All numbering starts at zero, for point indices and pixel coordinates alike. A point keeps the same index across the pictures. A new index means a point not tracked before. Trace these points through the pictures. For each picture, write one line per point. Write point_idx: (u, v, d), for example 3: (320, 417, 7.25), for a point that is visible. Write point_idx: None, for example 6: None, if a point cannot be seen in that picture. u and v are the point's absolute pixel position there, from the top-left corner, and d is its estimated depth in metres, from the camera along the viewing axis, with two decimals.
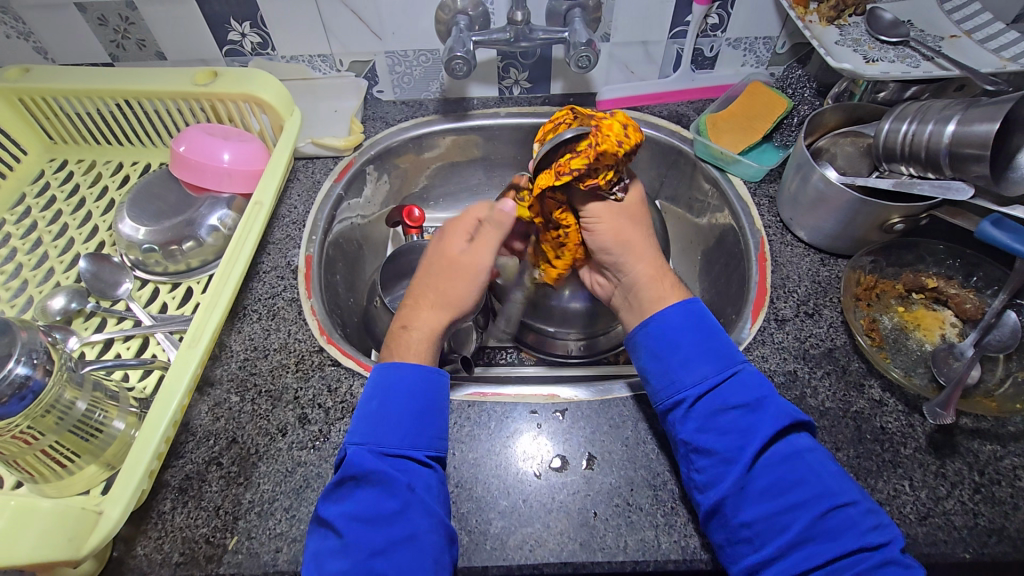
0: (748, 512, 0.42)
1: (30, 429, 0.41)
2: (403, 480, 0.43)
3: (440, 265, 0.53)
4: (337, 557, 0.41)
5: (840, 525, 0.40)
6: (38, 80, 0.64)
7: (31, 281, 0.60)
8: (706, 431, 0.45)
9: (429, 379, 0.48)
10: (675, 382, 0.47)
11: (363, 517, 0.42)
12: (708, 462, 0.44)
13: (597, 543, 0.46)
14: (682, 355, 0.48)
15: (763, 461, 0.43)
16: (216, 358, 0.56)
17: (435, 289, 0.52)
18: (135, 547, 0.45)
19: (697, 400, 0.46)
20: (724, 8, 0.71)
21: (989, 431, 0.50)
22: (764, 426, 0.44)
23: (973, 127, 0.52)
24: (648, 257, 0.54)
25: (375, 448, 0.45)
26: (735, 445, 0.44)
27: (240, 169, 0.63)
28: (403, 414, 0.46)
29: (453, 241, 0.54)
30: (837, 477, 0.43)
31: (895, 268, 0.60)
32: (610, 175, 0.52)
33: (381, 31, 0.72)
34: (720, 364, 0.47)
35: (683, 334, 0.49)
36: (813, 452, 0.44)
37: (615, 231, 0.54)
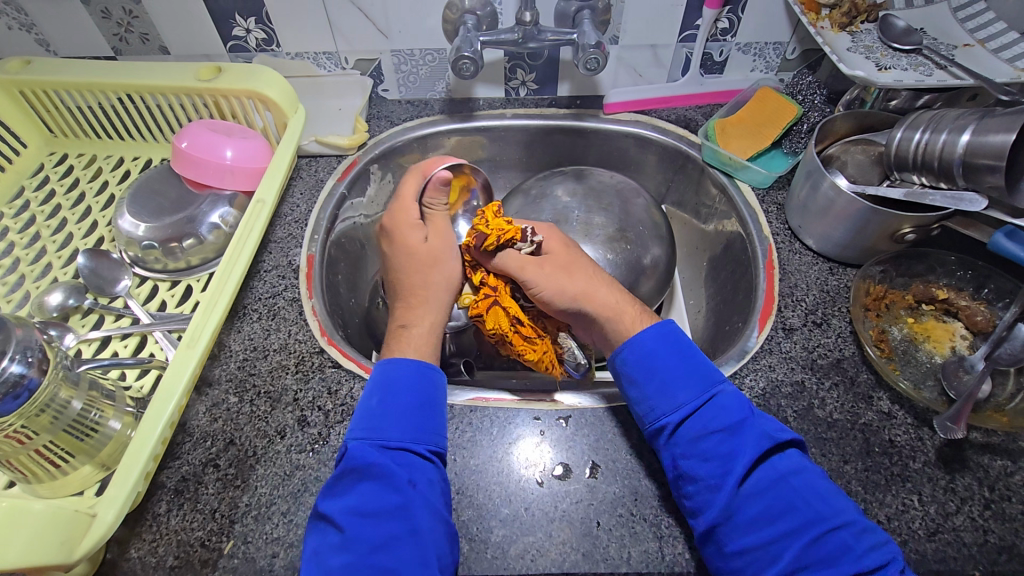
0: (739, 541, 0.41)
1: (23, 429, 0.41)
2: (404, 474, 0.43)
3: (418, 257, 0.54)
4: (338, 554, 0.40)
5: (833, 552, 0.39)
6: (39, 72, 0.63)
7: (28, 276, 0.59)
8: (689, 457, 0.44)
9: (426, 374, 0.48)
10: (655, 408, 0.47)
11: (364, 510, 0.41)
12: (695, 488, 0.43)
13: (599, 553, 0.45)
14: (658, 381, 0.47)
15: (750, 486, 0.42)
16: (215, 358, 0.55)
17: (434, 278, 0.54)
18: (129, 550, 0.45)
19: (679, 426, 0.45)
20: (734, 12, 0.71)
21: (1000, 446, 0.49)
22: (746, 449, 0.43)
23: (988, 138, 0.51)
24: (604, 292, 0.53)
25: (377, 441, 0.44)
26: (720, 471, 0.43)
27: (244, 166, 0.62)
28: (402, 409, 0.46)
29: (410, 236, 0.55)
30: (826, 498, 0.42)
31: (904, 278, 0.60)
32: (495, 234, 0.53)
33: (387, 28, 0.72)
34: (700, 386, 0.47)
35: (658, 358, 0.48)
36: (798, 474, 0.43)
37: (562, 287, 0.52)
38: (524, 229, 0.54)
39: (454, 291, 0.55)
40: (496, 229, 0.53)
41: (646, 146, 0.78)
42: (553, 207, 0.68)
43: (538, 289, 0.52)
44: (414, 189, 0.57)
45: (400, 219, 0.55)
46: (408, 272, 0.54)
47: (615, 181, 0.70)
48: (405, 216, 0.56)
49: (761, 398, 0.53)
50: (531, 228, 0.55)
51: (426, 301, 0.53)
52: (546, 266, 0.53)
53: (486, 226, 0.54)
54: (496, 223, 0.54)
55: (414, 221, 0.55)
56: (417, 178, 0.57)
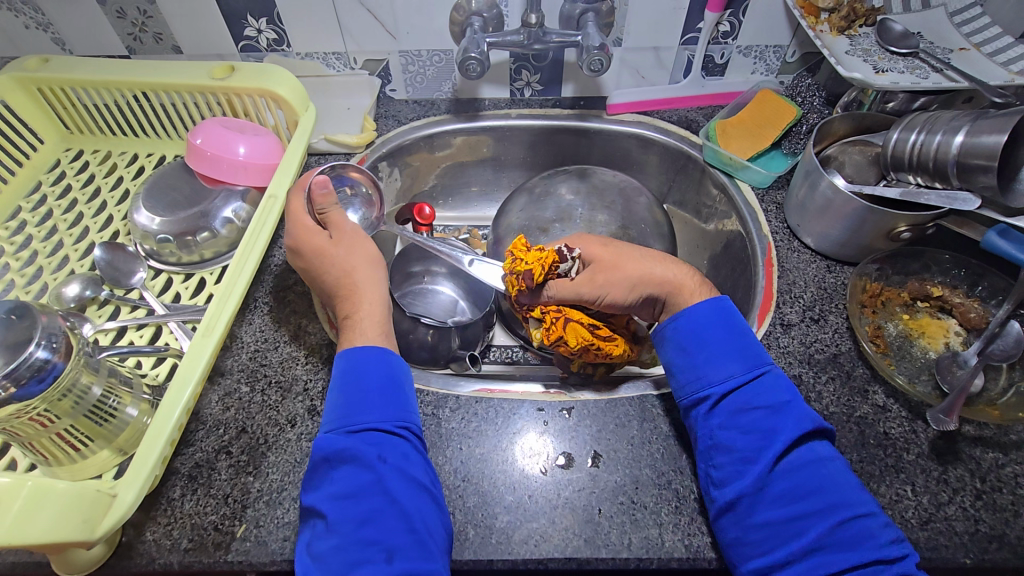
0: (762, 515, 0.42)
1: (47, 413, 0.42)
2: (375, 453, 0.44)
3: (329, 259, 0.54)
4: (326, 538, 0.41)
5: (855, 536, 0.40)
6: (57, 69, 0.65)
7: (45, 268, 0.61)
8: (728, 427, 0.46)
9: (383, 358, 0.49)
10: (701, 377, 0.48)
11: (341, 493, 0.42)
12: (728, 459, 0.45)
13: (601, 539, 0.47)
14: (708, 352, 0.49)
15: (786, 464, 0.44)
16: (227, 348, 0.56)
17: (355, 268, 0.54)
18: (144, 533, 0.46)
19: (722, 398, 0.47)
20: (735, 16, 0.72)
21: (992, 439, 0.50)
22: (788, 428, 0.45)
23: (981, 139, 0.52)
24: (660, 269, 0.55)
25: (345, 428, 0.45)
26: (757, 445, 0.45)
27: (256, 162, 0.63)
28: (364, 393, 0.47)
29: (318, 242, 0.54)
30: (855, 489, 0.43)
31: (900, 276, 0.61)
32: (537, 265, 0.55)
33: (396, 30, 0.73)
34: (749, 363, 0.48)
35: (712, 331, 0.50)
36: (833, 461, 0.45)
37: (623, 280, 0.54)
38: (559, 249, 0.56)
39: (380, 271, 0.56)
40: (539, 262, 0.56)
41: (649, 146, 0.79)
42: (557, 205, 0.70)
43: (602, 297, 0.54)
44: (302, 200, 0.57)
45: (300, 231, 0.55)
46: (325, 276, 0.54)
47: (618, 180, 0.72)
48: (301, 227, 0.55)
49: None
50: (565, 245, 0.57)
51: (357, 288, 0.54)
52: (600, 275, 0.55)
53: (527, 264, 0.56)
54: (531, 255, 0.56)
55: (313, 227, 0.55)
56: (299, 192, 0.57)
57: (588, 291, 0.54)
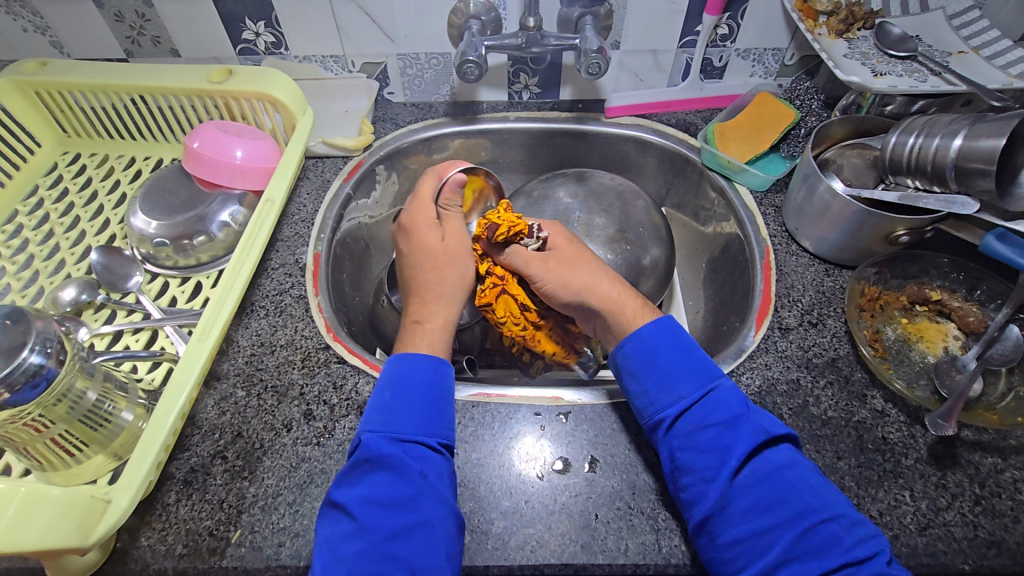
0: (732, 532, 0.42)
1: (41, 418, 0.42)
2: (417, 467, 0.44)
3: (432, 257, 0.56)
4: (351, 542, 0.41)
5: (823, 543, 0.40)
6: (55, 73, 0.65)
7: (41, 272, 0.61)
8: (686, 449, 0.45)
9: (437, 369, 0.49)
10: (655, 402, 0.48)
11: (377, 500, 0.43)
12: (691, 480, 0.45)
13: (597, 545, 0.46)
14: (659, 375, 0.49)
15: (742, 480, 0.44)
16: (223, 352, 0.56)
17: (447, 277, 0.56)
18: (139, 538, 0.46)
19: (676, 420, 0.47)
20: (734, 19, 0.72)
21: (991, 444, 0.50)
22: (741, 443, 0.45)
23: (979, 143, 0.52)
24: (606, 286, 0.54)
25: (390, 434, 0.45)
26: (715, 464, 0.44)
27: (253, 166, 0.63)
28: (414, 404, 0.47)
29: (426, 236, 0.57)
30: (818, 491, 0.43)
31: (898, 280, 0.61)
32: (511, 228, 0.55)
33: (394, 33, 0.73)
34: (699, 380, 0.48)
35: (661, 352, 0.50)
36: (793, 468, 0.44)
37: (564, 278, 0.54)
38: (531, 225, 0.56)
39: (466, 289, 0.56)
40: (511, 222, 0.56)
41: (647, 149, 0.79)
42: (555, 208, 0.69)
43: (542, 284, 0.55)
44: (431, 187, 0.59)
45: (418, 218, 0.57)
46: (422, 272, 0.56)
47: (616, 184, 0.71)
48: (421, 215, 0.57)
49: (757, 396, 0.54)
50: (537, 225, 0.57)
51: (439, 296, 0.55)
52: (551, 262, 0.55)
53: (498, 219, 0.56)
54: (507, 215, 0.56)
55: (431, 220, 0.57)
56: (434, 177, 0.59)
57: (532, 270, 0.55)
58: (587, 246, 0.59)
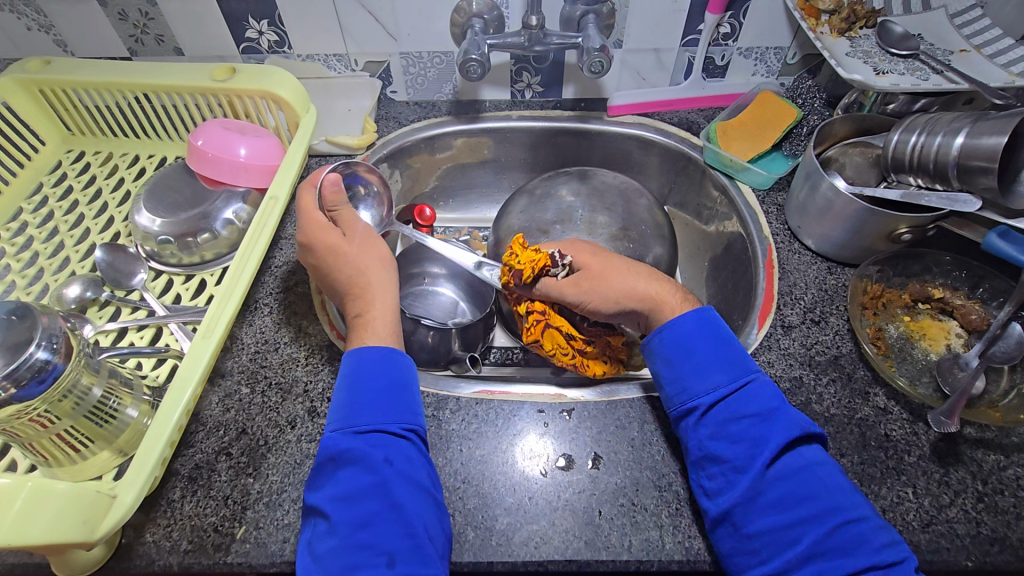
0: (757, 524, 0.42)
1: (47, 413, 0.42)
2: (378, 455, 0.44)
3: (338, 254, 0.54)
4: (327, 539, 0.41)
5: (850, 541, 0.41)
6: (59, 71, 0.65)
7: (46, 269, 0.61)
8: (717, 438, 0.46)
9: (392, 359, 0.49)
10: (687, 390, 0.48)
11: (346, 494, 0.43)
12: (719, 470, 0.45)
13: (601, 541, 0.46)
14: (694, 362, 0.49)
15: (776, 471, 0.44)
16: (227, 350, 0.57)
17: (367, 269, 0.55)
18: (144, 534, 0.46)
19: (709, 409, 0.47)
20: (736, 18, 0.72)
21: (993, 441, 0.50)
22: (775, 436, 0.45)
23: (982, 140, 0.52)
24: (644, 284, 0.55)
25: (350, 429, 0.45)
26: (747, 454, 0.44)
27: (257, 164, 0.63)
28: (370, 395, 0.47)
29: (328, 237, 0.55)
30: (848, 493, 0.43)
31: (901, 278, 0.61)
32: (534, 266, 0.56)
33: (397, 32, 0.73)
34: (734, 372, 0.48)
35: (697, 341, 0.50)
36: (824, 465, 0.44)
37: (606, 295, 0.54)
38: (552, 255, 0.56)
39: (390, 271, 0.56)
40: (529, 261, 0.57)
41: (649, 148, 0.79)
42: (558, 207, 0.69)
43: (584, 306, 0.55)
44: (312, 197, 0.58)
45: (312, 224, 0.55)
46: (337, 272, 0.54)
47: (619, 182, 0.72)
48: (319, 225, 0.55)
49: None
50: (558, 252, 0.57)
51: (369, 287, 0.54)
52: (585, 283, 0.55)
53: (518, 262, 0.57)
54: (526, 255, 0.57)
55: (325, 223, 0.55)
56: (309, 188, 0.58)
57: (570, 295, 0.55)
58: (613, 253, 0.58)
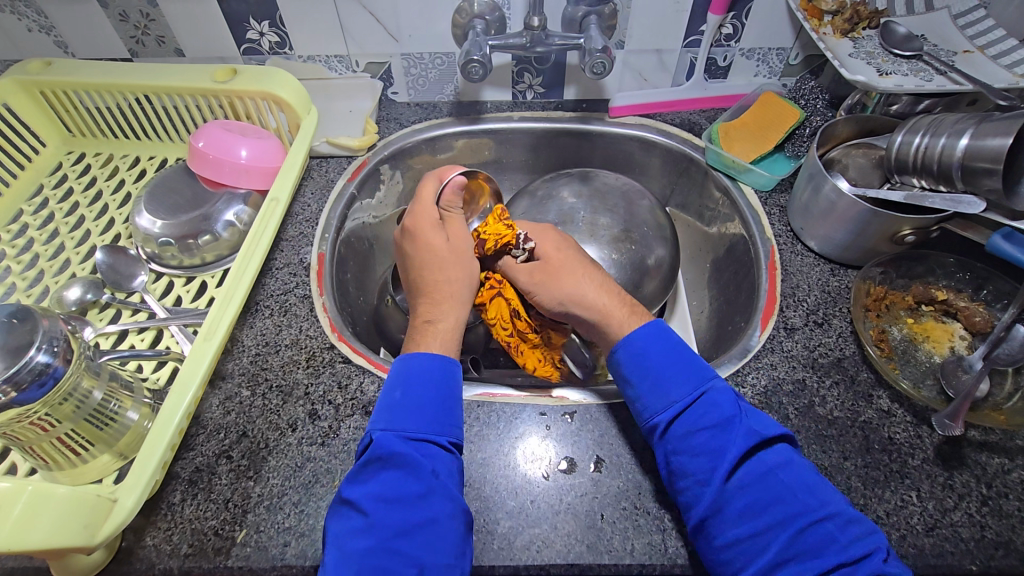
0: (728, 534, 0.42)
1: (47, 417, 0.42)
2: (428, 465, 0.44)
3: (438, 256, 0.56)
4: (360, 539, 0.41)
5: (818, 543, 0.40)
6: (60, 73, 0.65)
7: (47, 271, 0.61)
8: (681, 453, 0.45)
9: (447, 370, 0.49)
10: (648, 407, 0.48)
11: (388, 497, 0.42)
12: (687, 484, 0.45)
13: (604, 545, 0.46)
14: (651, 379, 0.49)
15: (737, 480, 0.44)
16: (228, 352, 0.56)
17: (454, 276, 0.55)
18: (145, 538, 0.46)
19: (671, 423, 0.47)
20: (739, 18, 0.72)
21: (998, 444, 0.50)
22: (734, 445, 0.44)
23: (986, 142, 0.52)
24: (594, 295, 0.54)
25: (400, 433, 0.45)
26: (708, 467, 0.44)
27: (258, 165, 0.63)
28: (427, 402, 0.47)
29: (435, 236, 0.56)
30: (813, 491, 0.43)
31: (904, 279, 0.61)
32: (499, 241, 0.58)
33: (398, 33, 0.73)
34: (691, 383, 0.48)
35: (653, 355, 0.50)
36: (787, 468, 0.44)
37: (553, 290, 0.56)
38: (517, 236, 0.57)
39: (472, 285, 0.57)
40: (494, 235, 0.58)
41: (651, 149, 0.79)
42: (559, 208, 0.69)
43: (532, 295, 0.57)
44: (431, 191, 0.58)
45: (420, 220, 0.57)
46: (432, 271, 0.56)
47: (620, 184, 0.71)
48: (425, 223, 0.57)
49: (763, 396, 0.54)
50: (525, 234, 0.58)
51: (447, 297, 0.55)
52: (539, 274, 0.56)
53: (485, 233, 0.59)
54: (495, 228, 0.58)
55: (434, 222, 0.57)
56: (433, 180, 0.59)
57: (519, 280, 0.58)
58: (579, 252, 0.57)
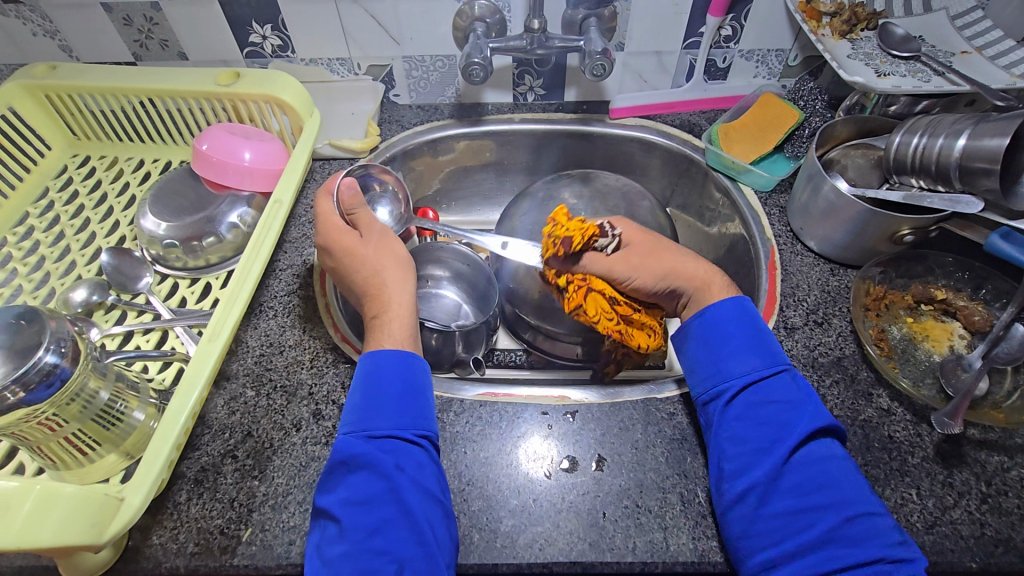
0: (774, 506, 0.43)
1: (55, 417, 0.42)
2: (390, 461, 0.44)
3: (358, 256, 0.55)
4: (336, 544, 0.42)
5: (864, 533, 0.41)
6: (65, 77, 0.66)
7: (52, 273, 0.61)
8: (745, 420, 0.47)
9: (404, 362, 0.49)
10: (723, 371, 0.49)
11: (355, 500, 0.43)
12: (742, 450, 0.46)
13: (606, 543, 0.47)
14: (731, 347, 0.50)
15: (798, 458, 0.44)
16: (232, 353, 0.57)
17: (384, 269, 0.55)
18: (151, 536, 0.46)
19: (740, 392, 0.48)
20: (737, 20, 0.73)
21: (997, 442, 0.50)
22: (803, 422, 0.45)
23: (985, 142, 0.52)
24: (692, 266, 0.56)
25: (363, 433, 0.46)
26: (771, 438, 0.45)
27: (261, 168, 0.64)
28: (385, 397, 0.47)
29: (347, 238, 0.56)
30: (864, 491, 0.44)
31: (903, 279, 0.61)
32: (587, 233, 0.57)
33: (399, 36, 0.74)
34: (771, 359, 0.49)
35: (735, 327, 0.51)
36: (846, 461, 0.45)
37: (654, 271, 0.56)
38: (602, 225, 0.58)
39: (407, 272, 0.57)
40: (578, 226, 0.58)
41: (651, 150, 0.80)
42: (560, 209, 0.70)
43: (631, 280, 0.56)
44: (330, 204, 0.58)
45: (330, 229, 0.56)
46: (356, 274, 0.55)
47: (621, 185, 0.72)
48: (335, 229, 0.56)
49: None
50: (608, 224, 0.58)
51: (385, 287, 0.55)
52: (633, 259, 0.57)
53: (567, 230, 0.58)
54: (574, 224, 0.58)
55: (342, 226, 0.56)
56: (327, 195, 0.59)
57: (613, 269, 0.57)
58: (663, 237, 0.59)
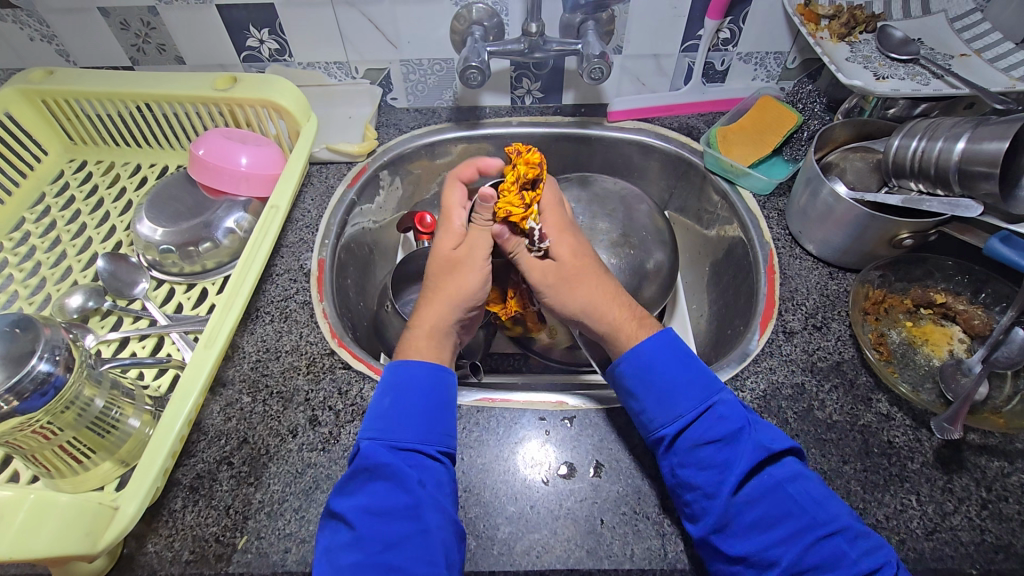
0: (739, 546, 0.42)
1: (49, 425, 0.42)
2: (415, 476, 0.44)
3: (441, 261, 0.56)
4: (349, 552, 0.41)
5: (830, 557, 0.41)
6: (60, 82, 0.65)
7: (48, 279, 0.61)
8: (686, 466, 0.46)
9: (437, 376, 0.50)
10: (655, 418, 0.48)
11: (374, 509, 0.43)
12: (692, 496, 0.45)
13: (603, 550, 0.46)
14: (657, 393, 0.49)
15: (745, 494, 0.44)
16: (229, 358, 0.57)
17: (447, 287, 0.54)
18: (146, 544, 0.46)
19: (677, 437, 0.47)
20: (736, 23, 0.72)
21: (997, 448, 0.50)
22: (742, 459, 0.45)
23: (983, 145, 0.52)
24: (608, 308, 0.54)
25: (388, 443, 0.46)
26: (715, 480, 0.44)
27: (258, 173, 0.64)
28: (412, 409, 0.47)
29: (447, 241, 0.56)
30: (824, 504, 0.43)
31: (902, 283, 0.61)
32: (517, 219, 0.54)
33: (397, 39, 0.74)
34: (699, 396, 0.48)
35: (660, 368, 0.50)
36: (794, 481, 0.44)
37: (568, 296, 0.54)
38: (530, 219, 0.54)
39: (461, 308, 0.55)
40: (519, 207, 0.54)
41: (650, 153, 0.80)
42: None
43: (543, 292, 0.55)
44: (456, 198, 0.57)
45: (446, 222, 0.57)
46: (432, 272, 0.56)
47: (619, 188, 0.72)
48: (451, 230, 0.56)
49: (761, 400, 0.54)
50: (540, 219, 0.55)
51: (432, 301, 0.54)
52: (553, 275, 0.55)
53: (503, 201, 0.54)
54: (514, 202, 0.54)
55: (454, 228, 0.56)
56: (458, 187, 0.57)
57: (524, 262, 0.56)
58: (598, 262, 0.56)
